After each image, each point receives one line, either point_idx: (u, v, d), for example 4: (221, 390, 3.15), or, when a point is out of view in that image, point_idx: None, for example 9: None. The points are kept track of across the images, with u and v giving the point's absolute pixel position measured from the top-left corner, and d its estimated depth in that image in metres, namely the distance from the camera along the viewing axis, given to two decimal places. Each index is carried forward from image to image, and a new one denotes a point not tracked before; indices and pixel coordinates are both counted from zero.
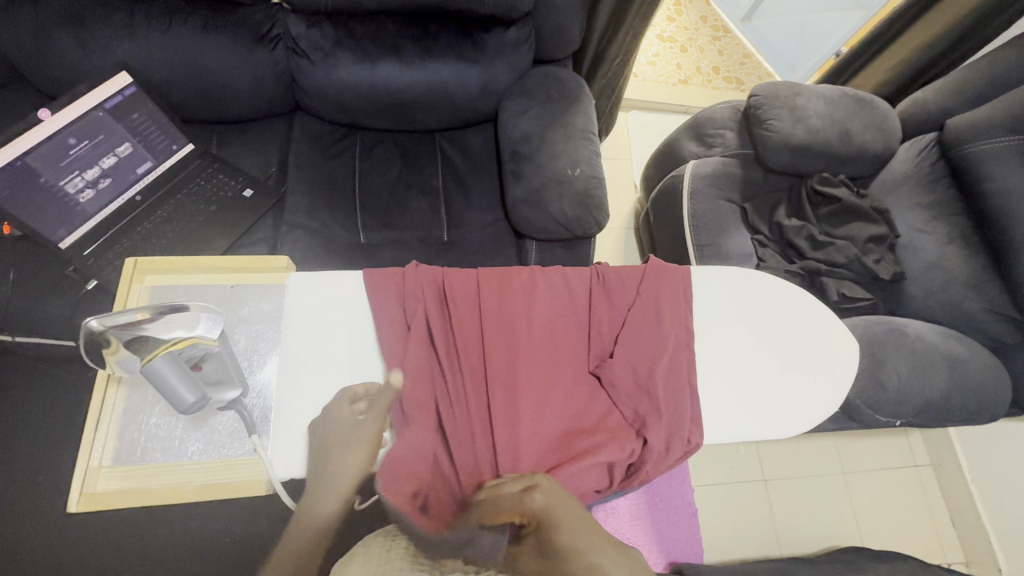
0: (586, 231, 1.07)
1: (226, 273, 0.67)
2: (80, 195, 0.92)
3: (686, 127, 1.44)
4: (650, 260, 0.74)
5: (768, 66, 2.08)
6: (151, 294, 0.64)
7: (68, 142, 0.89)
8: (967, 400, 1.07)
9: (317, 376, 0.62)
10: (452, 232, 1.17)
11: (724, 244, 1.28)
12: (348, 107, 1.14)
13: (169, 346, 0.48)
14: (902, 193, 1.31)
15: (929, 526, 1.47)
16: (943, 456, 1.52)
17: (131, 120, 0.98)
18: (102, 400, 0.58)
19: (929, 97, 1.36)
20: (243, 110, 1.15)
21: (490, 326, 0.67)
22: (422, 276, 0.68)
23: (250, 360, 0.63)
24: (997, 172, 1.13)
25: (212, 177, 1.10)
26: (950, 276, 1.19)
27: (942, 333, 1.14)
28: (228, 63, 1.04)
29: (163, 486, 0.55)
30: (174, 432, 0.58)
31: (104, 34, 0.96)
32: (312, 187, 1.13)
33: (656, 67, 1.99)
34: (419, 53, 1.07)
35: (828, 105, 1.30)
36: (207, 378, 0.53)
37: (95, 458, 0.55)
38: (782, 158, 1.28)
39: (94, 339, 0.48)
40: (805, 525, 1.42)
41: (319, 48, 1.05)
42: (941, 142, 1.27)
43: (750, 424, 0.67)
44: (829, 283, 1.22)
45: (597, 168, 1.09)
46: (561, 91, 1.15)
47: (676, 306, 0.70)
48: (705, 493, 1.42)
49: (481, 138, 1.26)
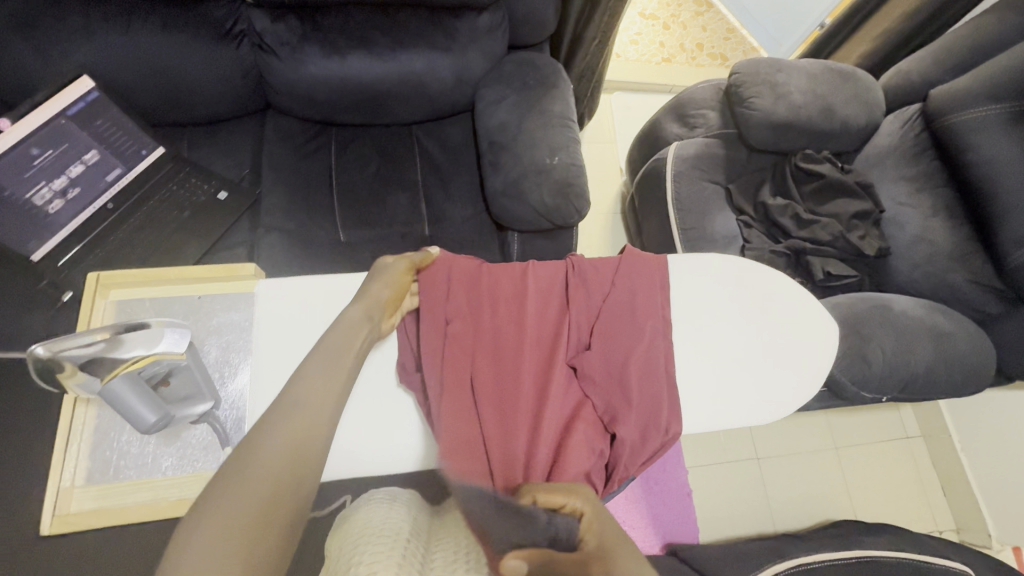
0: (567, 221, 1.06)
1: (192, 284, 0.66)
2: (49, 206, 0.90)
3: (668, 108, 1.42)
4: (625, 250, 0.74)
5: (753, 41, 2.05)
6: (117, 309, 0.63)
7: (32, 152, 0.87)
8: (952, 372, 1.07)
9: None
10: (433, 227, 1.16)
11: (709, 226, 1.27)
12: (320, 103, 1.11)
13: (129, 365, 0.48)
14: (886, 166, 1.30)
15: (921, 496, 1.49)
16: (934, 426, 1.54)
17: (95, 126, 0.95)
18: (71, 419, 0.57)
19: (913, 68, 1.34)
20: (212, 110, 1.12)
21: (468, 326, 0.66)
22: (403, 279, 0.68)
23: (221, 372, 0.63)
24: (980, 142, 1.12)
25: (185, 181, 1.08)
26: (935, 249, 1.19)
27: (928, 306, 1.14)
28: (193, 62, 1.01)
29: (137, 504, 0.55)
30: (146, 449, 0.58)
31: (62, 38, 0.94)
32: (288, 187, 1.12)
33: (638, 46, 1.95)
34: (390, 44, 1.04)
35: (809, 80, 1.28)
36: (174, 394, 0.54)
37: (67, 479, 0.55)
38: (763, 136, 1.27)
39: (46, 365, 0.48)
40: (799, 501, 1.43)
41: (285, 43, 1.02)
42: (925, 113, 1.25)
43: (731, 410, 0.67)
44: (814, 261, 1.21)
45: (576, 155, 1.07)
46: (537, 77, 1.13)
47: (653, 295, 0.69)
48: (699, 474, 1.43)
49: (459, 129, 1.24)
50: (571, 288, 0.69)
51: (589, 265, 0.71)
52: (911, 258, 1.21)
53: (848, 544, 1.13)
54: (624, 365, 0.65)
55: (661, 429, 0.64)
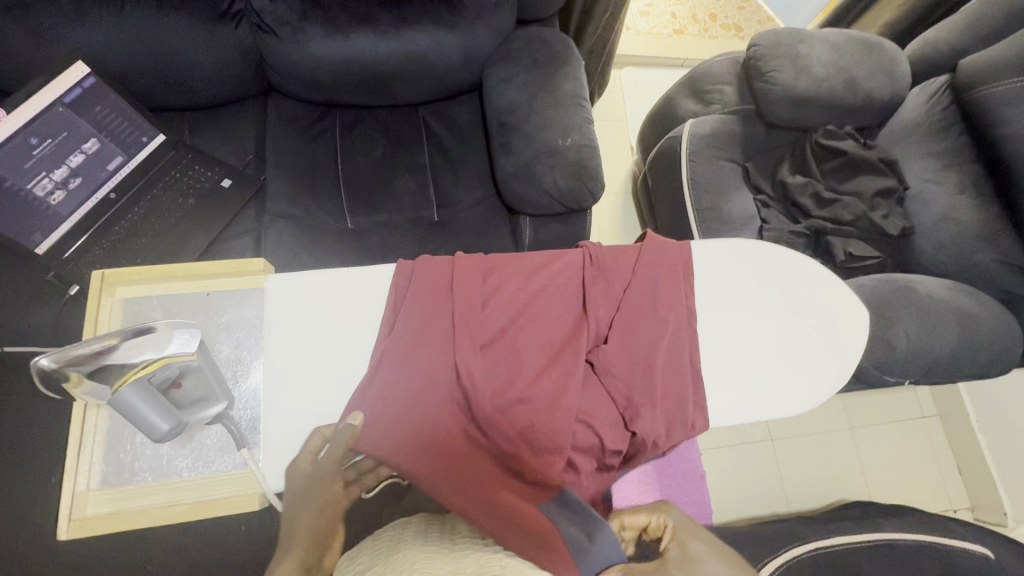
0: (581, 204, 1.02)
1: (201, 280, 0.63)
2: (50, 198, 0.88)
3: (682, 84, 1.37)
4: (645, 237, 0.71)
5: (768, 10, 1.96)
6: (124, 307, 0.61)
7: (30, 142, 0.84)
8: (977, 355, 1.04)
9: (305, 382, 0.60)
10: (442, 212, 1.13)
11: (726, 207, 1.23)
12: (323, 85, 1.07)
13: (137, 370, 0.47)
14: (912, 142, 1.25)
15: (936, 476, 1.48)
16: (950, 407, 1.52)
17: (94, 113, 0.92)
18: (84, 421, 0.56)
19: (942, 36, 1.27)
20: (213, 93, 1.09)
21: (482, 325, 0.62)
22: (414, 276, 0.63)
23: (233, 370, 0.61)
24: (1014, 115, 1.06)
25: (188, 168, 1.06)
26: (962, 228, 1.15)
27: (953, 288, 1.10)
28: (191, 44, 0.97)
29: (156, 506, 0.54)
30: (161, 451, 0.57)
31: (54, 21, 0.90)
32: (292, 173, 1.08)
33: (649, 18, 1.87)
34: (394, 21, 0.99)
35: (833, 51, 1.22)
36: (189, 395, 0.52)
37: (82, 483, 0.54)
38: (783, 112, 1.22)
39: (50, 375, 0.46)
40: (813, 483, 1.43)
41: (285, 22, 0.98)
42: (953, 85, 1.20)
43: (756, 403, 0.65)
44: (835, 242, 1.18)
45: (589, 135, 1.03)
46: (548, 54, 1.08)
47: (676, 287, 0.66)
48: (713, 457, 1.42)
49: (467, 109, 1.19)
50: (590, 281, 0.66)
51: (608, 256, 0.68)
52: (936, 238, 1.17)
53: (865, 526, 1.12)
54: (647, 360, 0.63)
55: (685, 423, 0.62)
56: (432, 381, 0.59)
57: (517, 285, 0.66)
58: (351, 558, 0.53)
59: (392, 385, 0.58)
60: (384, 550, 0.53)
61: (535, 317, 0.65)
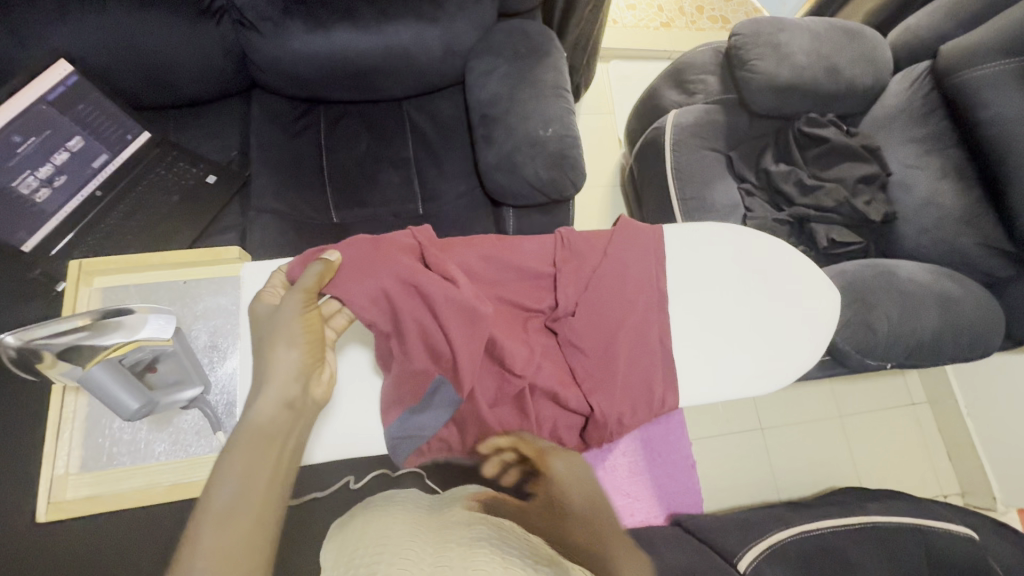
0: (563, 194, 1.03)
1: (177, 268, 0.64)
2: (35, 195, 0.89)
3: (667, 75, 1.37)
4: (620, 221, 0.72)
5: (754, 2, 1.97)
6: (102, 296, 0.62)
7: (13, 139, 0.86)
8: (958, 338, 1.05)
9: None
10: (427, 205, 1.14)
11: (710, 196, 1.24)
12: (306, 81, 1.08)
13: (108, 351, 0.48)
14: (895, 127, 1.26)
15: (926, 461, 1.49)
16: (939, 394, 1.53)
17: (77, 111, 0.94)
18: (62, 407, 0.57)
19: (922, 24, 1.28)
20: (197, 91, 1.10)
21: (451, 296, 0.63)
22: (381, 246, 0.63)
23: (210, 357, 0.62)
24: (993, 99, 1.07)
25: (173, 165, 1.06)
26: (943, 212, 1.16)
27: (935, 272, 1.11)
28: (173, 41, 0.98)
29: (132, 489, 0.55)
30: (138, 435, 0.58)
31: (36, 21, 0.91)
32: (278, 168, 1.09)
33: (636, 11, 1.88)
34: (374, 15, 1.00)
35: (813, 40, 1.23)
36: (165, 378, 0.53)
37: (61, 466, 0.55)
38: (766, 101, 1.23)
39: (22, 355, 0.47)
40: (803, 471, 1.43)
41: (266, 18, 0.99)
42: (935, 70, 1.20)
43: (726, 383, 0.66)
44: (818, 229, 1.18)
45: (570, 126, 1.04)
46: (529, 46, 1.09)
47: (646, 269, 0.68)
48: (703, 446, 1.43)
49: (451, 103, 1.20)
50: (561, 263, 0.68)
51: (580, 239, 0.69)
52: (918, 223, 1.18)
53: (852, 510, 1.13)
54: (615, 337, 0.65)
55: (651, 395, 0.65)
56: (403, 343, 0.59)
57: (487, 265, 0.67)
58: (350, 536, 0.57)
59: None
60: (372, 524, 0.56)
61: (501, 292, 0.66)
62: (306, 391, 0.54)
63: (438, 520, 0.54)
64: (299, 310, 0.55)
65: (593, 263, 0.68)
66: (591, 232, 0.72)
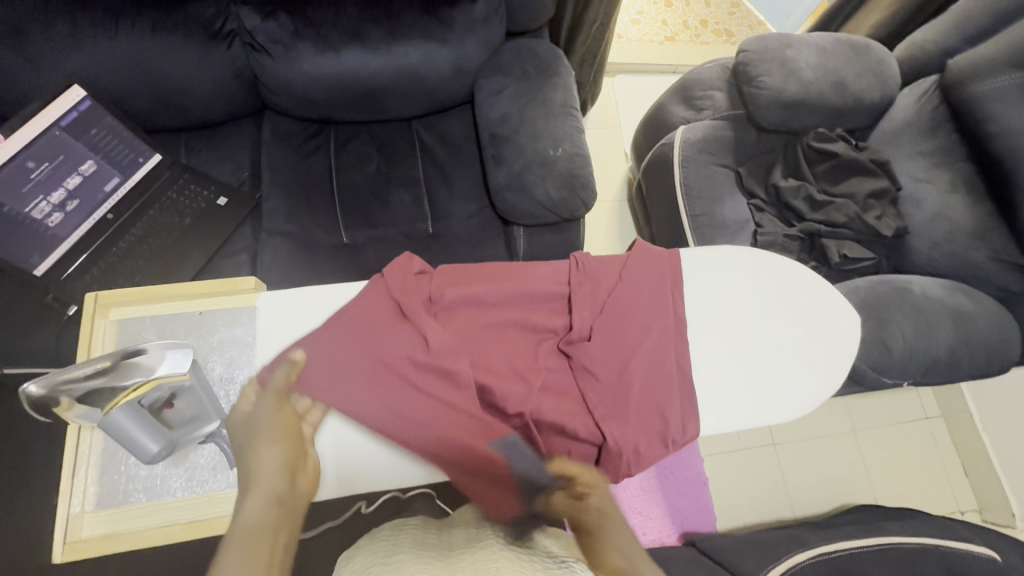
0: (574, 213, 1.03)
1: (193, 300, 0.64)
2: (47, 220, 0.89)
3: (673, 91, 1.38)
4: (635, 244, 0.72)
5: (758, 15, 1.98)
6: (118, 328, 0.62)
7: (27, 165, 0.85)
8: (975, 355, 1.04)
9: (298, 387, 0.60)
10: (437, 224, 1.14)
11: (719, 212, 1.23)
12: (316, 101, 1.08)
13: (129, 393, 0.47)
14: (903, 142, 1.25)
15: (942, 477, 1.47)
16: (954, 407, 1.51)
17: (90, 136, 0.93)
18: (78, 444, 0.57)
19: (929, 37, 1.28)
20: (208, 113, 1.10)
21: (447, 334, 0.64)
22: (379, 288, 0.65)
23: (225, 390, 0.62)
24: (1000, 113, 1.07)
25: (185, 188, 1.07)
26: (955, 227, 1.15)
27: (950, 287, 1.10)
28: (185, 65, 0.99)
29: (149, 526, 0.55)
30: (154, 471, 0.57)
31: (50, 47, 0.91)
32: (288, 189, 1.10)
33: (640, 26, 1.89)
34: (384, 36, 1.00)
35: (821, 55, 1.23)
36: (182, 414, 0.53)
37: (77, 504, 0.55)
38: (774, 117, 1.22)
39: (40, 402, 0.47)
40: (817, 487, 1.42)
41: (277, 40, 0.99)
42: (943, 84, 1.20)
43: (745, 410, 0.65)
44: (829, 245, 1.18)
45: (580, 145, 1.04)
46: (537, 65, 1.09)
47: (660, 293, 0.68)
48: (715, 463, 1.42)
49: (459, 122, 1.20)
50: (575, 286, 0.67)
51: (595, 262, 0.69)
52: (930, 237, 1.17)
53: (870, 530, 1.11)
54: (629, 362, 0.64)
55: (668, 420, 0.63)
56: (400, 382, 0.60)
57: (489, 300, 0.67)
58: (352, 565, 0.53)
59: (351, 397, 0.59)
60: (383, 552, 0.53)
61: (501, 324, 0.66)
62: (294, 488, 0.48)
63: (458, 548, 0.49)
64: (275, 411, 0.53)
65: (603, 287, 0.67)
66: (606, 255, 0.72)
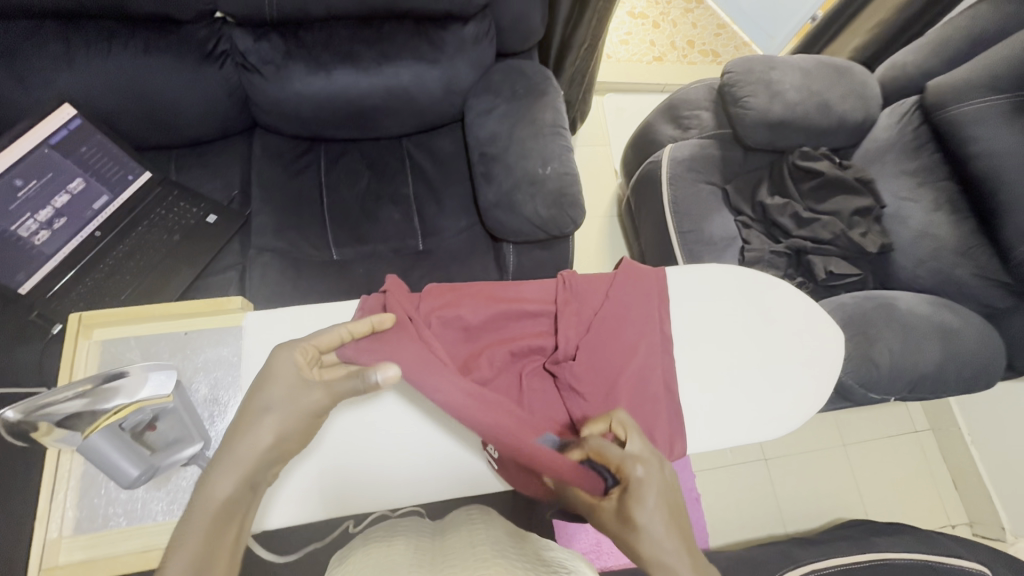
0: (563, 230, 1.04)
1: (178, 319, 0.64)
2: (34, 238, 0.89)
3: (661, 110, 1.40)
4: (622, 262, 0.72)
5: (744, 36, 2.03)
6: (102, 350, 0.62)
7: (15, 183, 0.86)
8: (961, 370, 1.05)
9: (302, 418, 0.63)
10: (427, 240, 1.14)
11: (707, 228, 1.25)
12: (307, 120, 1.09)
13: (111, 415, 0.47)
14: (886, 161, 1.28)
15: (933, 491, 1.47)
16: (942, 420, 1.52)
17: (80, 154, 0.94)
18: (56, 468, 0.56)
19: (908, 60, 1.32)
20: (199, 131, 1.11)
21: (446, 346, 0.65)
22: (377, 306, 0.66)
23: (210, 411, 0.61)
24: (981, 134, 1.10)
25: (174, 205, 1.06)
26: (939, 244, 1.17)
27: (935, 303, 1.12)
28: (177, 84, 1.00)
29: (128, 552, 0.53)
30: (135, 495, 0.56)
31: (42, 67, 0.92)
32: (279, 206, 1.10)
33: (628, 46, 1.93)
34: (375, 57, 1.02)
35: (804, 77, 1.26)
36: (164, 438, 0.52)
37: (55, 530, 0.53)
38: (760, 136, 1.25)
39: (19, 426, 0.46)
40: (809, 502, 1.41)
41: (269, 61, 1.01)
42: (923, 105, 1.24)
43: (732, 428, 0.66)
44: (816, 261, 1.19)
45: (569, 164, 1.05)
46: (527, 85, 1.11)
47: (648, 312, 0.68)
48: (707, 478, 1.41)
49: (450, 140, 1.22)
50: (562, 305, 0.68)
51: (582, 280, 0.70)
52: (914, 254, 1.20)
53: (861, 546, 1.11)
54: (617, 381, 0.65)
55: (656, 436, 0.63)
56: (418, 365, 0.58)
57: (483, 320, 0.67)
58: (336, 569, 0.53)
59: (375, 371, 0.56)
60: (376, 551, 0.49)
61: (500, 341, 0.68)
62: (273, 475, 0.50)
63: (446, 556, 0.46)
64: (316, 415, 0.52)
65: (592, 305, 0.68)
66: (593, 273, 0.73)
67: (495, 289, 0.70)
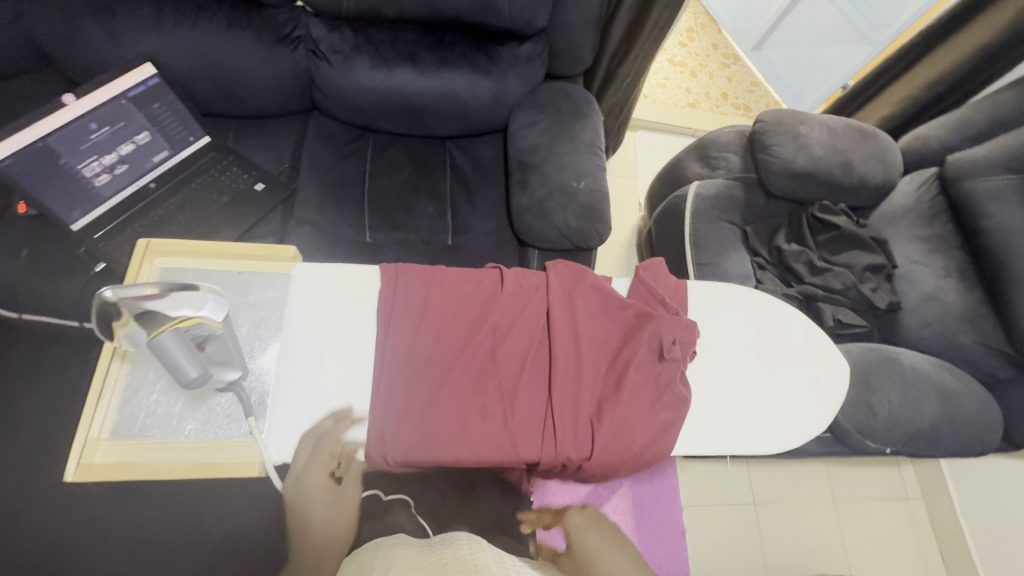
0: (587, 243, 1.07)
1: (236, 259, 0.69)
2: (96, 179, 0.94)
3: (691, 148, 1.47)
4: (569, 284, 0.76)
5: (775, 96, 2.12)
6: (161, 275, 0.67)
7: (90, 126, 0.91)
8: (958, 433, 1.07)
9: (350, 347, 0.67)
10: (456, 237, 1.19)
11: (724, 263, 1.30)
12: (363, 110, 1.17)
13: (175, 323, 0.52)
14: (902, 224, 1.33)
15: (918, 560, 1.46)
16: (934, 489, 1.52)
17: (151, 110, 1.00)
18: (105, 374, 0.60)
19: (931, 133, 1.38)
20: (260, 106, 1.17)
21: (448, 392, 0.67)
22: (413, 293, 0.70)
23: (251, 345, 0.66)
24: (995, 210, 1.15)
25: (226, 169, 1.13)
26: (946, 310, 1.21)
27: (937, 364, 1.15)
28: (250, 61, 1.07)
29: (160, 460, 0.58)
30: (172, 410, 0.60)
31: (132, 26, 0.99)
32: (322, 185, 1.16)
33: (665, 90, 2.03)
34: (435, 61, 1.11)
35: (831, 135, 1.32)
36: (211, 359, 0.56)
37: (95, 430, 0.58)
38: (784, 183, 1.31)
39: (106, 309, 0.53)
40: (793, 551, 1.41)
41: (338, 51, 1.09)
42: (942, 176, 1.29)
43: (727, 439, 0.70)
44: (825, 308, 1.23)
45: (601, 182, 1.10)
46: (570, 105, 1.18)
47: (655, 415, 0.68)
48: (695, 513, 1.41)
49: (491, 148, 1.28)
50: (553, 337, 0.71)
51: (570, 318, 0.73)
52: (921, 315, 1.24)
53: None
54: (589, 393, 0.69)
55: (680, 317, 0.71)
56: (457, 412, 0.66)
57: (475, 352, 0.69)
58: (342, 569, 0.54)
59: (419, 393, 0.66)
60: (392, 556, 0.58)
61: (505, 377, 0.69)
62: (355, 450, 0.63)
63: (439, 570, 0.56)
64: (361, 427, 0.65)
65: (579, 328, 0.72)
66: (575, 300, 0.74)
67: (497, 303, 0.73)
